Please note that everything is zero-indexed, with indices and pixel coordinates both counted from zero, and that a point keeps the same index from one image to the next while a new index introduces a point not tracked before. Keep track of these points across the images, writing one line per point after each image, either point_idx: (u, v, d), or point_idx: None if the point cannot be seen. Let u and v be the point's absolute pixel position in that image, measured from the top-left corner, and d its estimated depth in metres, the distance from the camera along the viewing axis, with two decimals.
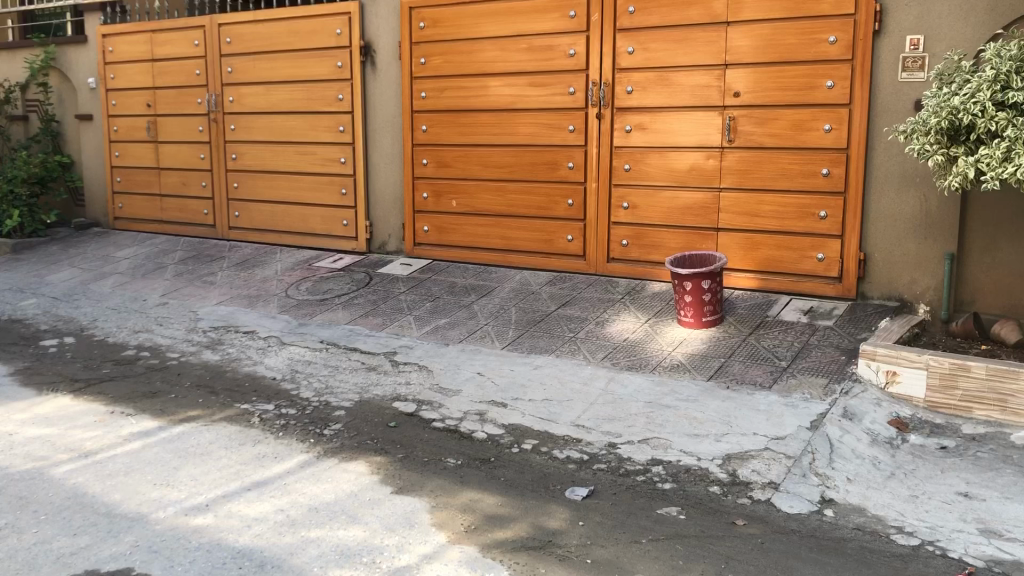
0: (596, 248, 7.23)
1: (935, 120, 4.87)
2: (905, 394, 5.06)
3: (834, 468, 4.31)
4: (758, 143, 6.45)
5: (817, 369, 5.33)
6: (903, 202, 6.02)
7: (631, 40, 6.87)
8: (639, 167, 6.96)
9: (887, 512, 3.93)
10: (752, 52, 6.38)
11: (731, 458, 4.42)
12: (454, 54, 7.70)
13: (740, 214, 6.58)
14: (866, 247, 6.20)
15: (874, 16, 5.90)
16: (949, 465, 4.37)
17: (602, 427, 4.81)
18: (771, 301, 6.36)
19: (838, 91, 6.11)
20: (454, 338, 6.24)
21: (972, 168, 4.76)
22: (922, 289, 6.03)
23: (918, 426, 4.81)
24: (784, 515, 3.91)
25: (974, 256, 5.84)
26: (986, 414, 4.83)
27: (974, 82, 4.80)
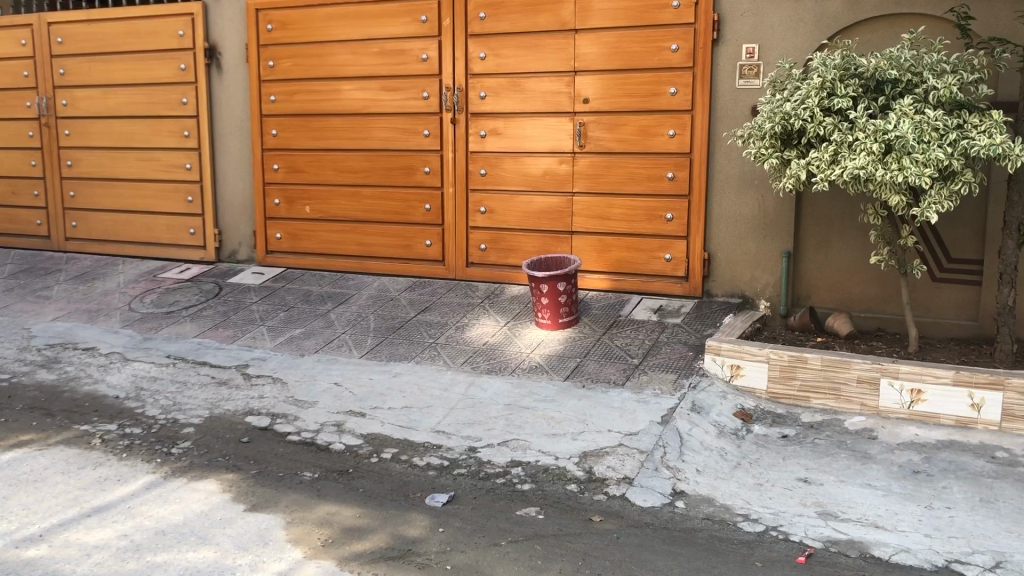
0: (454, 252, 7.23)
1: (770, 125, 5.16)
2: (748, 386, 5.30)
3: (684, 460, 4.47)
4: (607, 148, 6.61)
5: (667, 365, 5.51)
6: (744, 203, 6.31)
7: (482, 45, 6.90)
8: (494, 172, 7.01)
9: (734, 501, 4.10)
10: (599, 59, 6.54)
11: (587, 455, 4.50)
12: (303, 58, 7.54)
13: (593, 217, 6.73)
14: (710, 247, 6.46)
15: (712, 26, 6.17)
16: (790, 452, 4.60)
17: (462, 432, 4.81)
18: (623, 301, 6.54)
19: (681, 98, 6.34)
20: (310, 348, 6.10)
21: (803, 170, 5.04)
22: (762, 286, 6.33)
23: (761, 417, 5.04)
24: (638, 509, 4.02)
25: (809, 253, 6.18)
26: (822, 403, 5.12)
27: (803, 89, 5.08)
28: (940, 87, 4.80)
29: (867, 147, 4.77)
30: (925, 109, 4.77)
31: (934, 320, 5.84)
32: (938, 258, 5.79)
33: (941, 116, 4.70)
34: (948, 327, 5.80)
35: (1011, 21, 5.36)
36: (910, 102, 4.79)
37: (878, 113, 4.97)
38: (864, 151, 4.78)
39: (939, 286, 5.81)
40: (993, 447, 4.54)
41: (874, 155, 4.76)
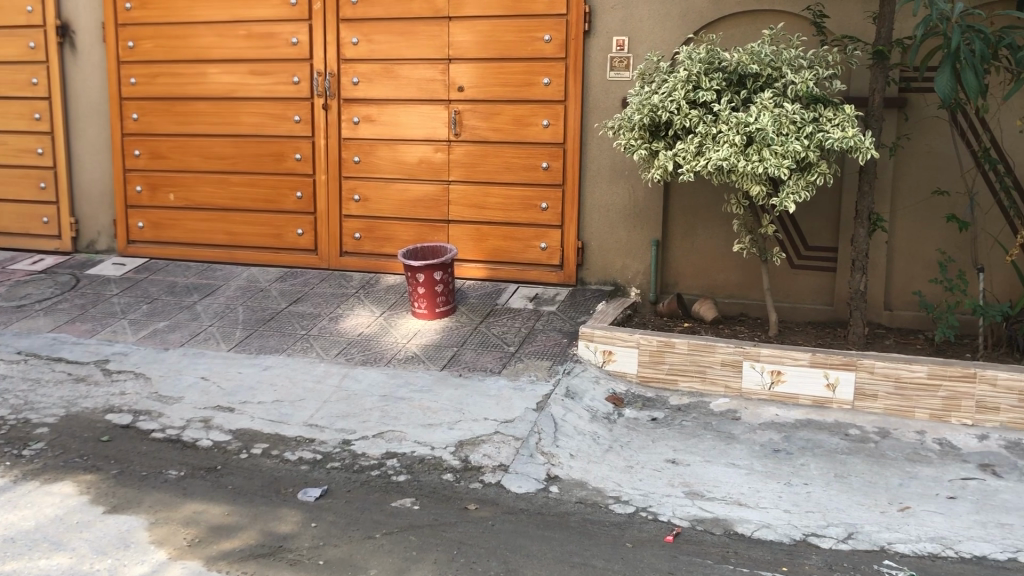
0: (327, 241, 7.09)
1: (638, 117, 5.27)
2: (620, 371, 5.41)
3: (558, 445, 4.53)
4: (482, 137, 6.62)
5: (542, 352, 5.56)
6: (615, 193, 6.42)
7: (354, 31, 6.78)
8: (368, 159, 6.91)
9: (606, 484, 4.18)
10: (474, 48, 6.53)
11: (463, 444, 4.50)
12: (166, 39, 7.22)
13: (468, 206, 6.73)
14: (583, 236, 6.54)
15: (584, 17, 6.24)
16: (659, 435, 4.73)
17: (335, 425, 4.72)
18: (499, 290, 6.55)
19: (554, 88, 6.41)
20: (175, 341, 5.86)
21: (670, 161, 5.18)
22: (633, 274, 6.46)
23: (632, 401, 5.16)
24: (513, 496, 4.06)
25: (676, 242, 6.36)
26: (689, 386, 5.29)
27: (670, 82, 5.21)
28: (798, 82, 5.01)
29: (730, 139, 4.95)
30: (783, 103, 4.97)
31: (793, 304, 6.11)
32: (797, 245, 6.06)
33: (799, 109, 4.90)
34: (806, 312, 6.08)
35: (861, 21, 5.65)
36: (770, 96, 4.99)
37: (740, 106, 5.15)
38: (727, 143, 4.95)
39: (797, 273, 6.09)
40: (846, 424, 4.80)
41: (736, 147, 4.93)
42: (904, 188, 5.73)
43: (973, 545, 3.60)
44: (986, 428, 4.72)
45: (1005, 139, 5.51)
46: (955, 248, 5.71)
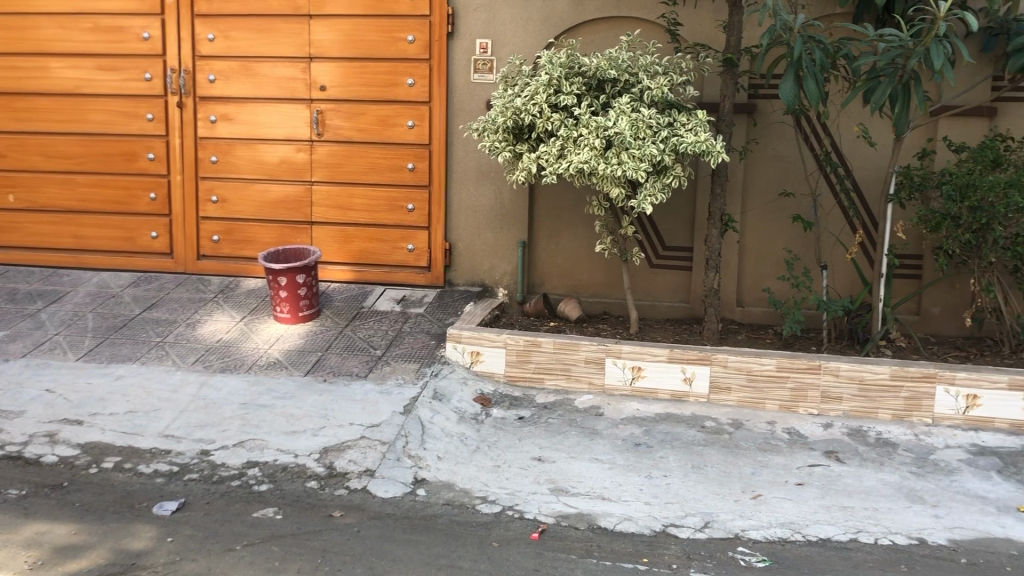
0: (184, 244, 6.82)
1: (502, 120, 5.31)
2: (487, 371, 5.44)
3: (425, 448, 4.51)
4: (345, 137, 6.52)
5: (409, 354, 5.52)
6: (480, 195, 6.43)
7: (210, 26, 6.55)
8: (226, 159, 6.69)
9: (473, 484, 4.19)
10: (335, 47, 6.43)
11: (328, 450, 4.42)
12: (2, 30, 6.78)
13: (332, 207, 6.62)
14: (450, 238, 6.53)
15: (447, 19, 6.25)
16: (525, 434, 4.78)
17: (193, 435, 4.55)
18: (365, 292, 6.47)
19: (418, 89, 6.38)
20: (16, 352, 5.51)
21: (534, 164, 5.25)
22: (500, 274, 6.50)
23: (499, 401, 5.20)
24: (380, 501, 4.02)
25: (541, 243, 6.46)
26: (555, 384, 5.37)
27: (532, 86, 5.29)
28: (653, 88, 5.17)
29: (590, 143, 5.05)
30: (640, 108, 5.13)
31: (653, 302, 6.31)
32: (656, 245, 6.25)
33: (654, 114, 5.07)
34: (665, 309, 6.28)
35: (712, 29, 5.89)
36: (627, 100, 5.13)
37: (600, 111, 5.28)
38: (588, 146, 5.06)
39: (657, 272, 6.28)
40: (703, 417, 4.99)
41: (597, 151, 5.05)
42: (754, 189, 6.01)
43: (818, 528, 3.80)
44: (830, 417, 5.01)
45: (843, 144, 5.85)
46: (801, 247, 6.03)
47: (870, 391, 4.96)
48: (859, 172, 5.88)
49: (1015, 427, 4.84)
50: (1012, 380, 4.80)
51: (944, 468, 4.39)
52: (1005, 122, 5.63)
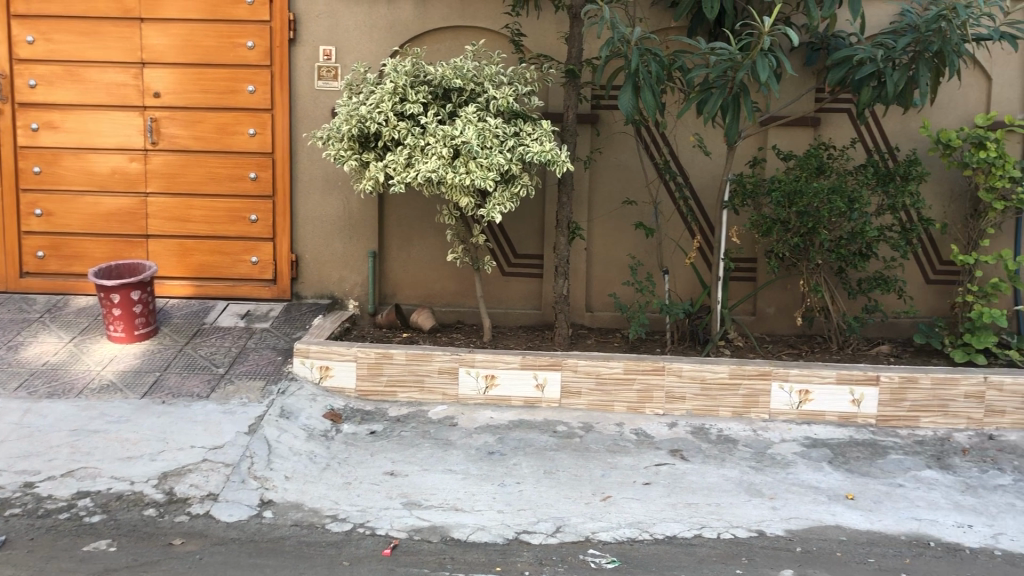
0: (5, 261, 6.35)
1: (347, 128, 5.21)
2: (338, 386, 5.32)
3: (272, 468, 4.36)
4: (182, 146, 6.25)
5: (254, 372, 5.32)
6: (327, 205, 6.29)
7: (30, 28, 6.14)
8: (51, 170, 6.28)
9: (323, 503, 4.08)
10: (170, 52, 6.15)
11: (167, 476, 4.20)
12: None
13: (170, 220, 6.32)
14: (297, 249, 6.35)
15: (288, 25, 6.08)
16: (377, 448, 4.69)
17: (16, 467, 4.23)
18: (207, 308, 6.20)
19: (260, 96, 6.18)
20: None
21: (381, 173, 5.17)
22: (350, 286, 6.37)
23: (350, 416, 5.09)
24: (223, 526, 3.85)
25: (392, 253, 6.39)
26: (408, 396, 5.30)
27: (377, 94, 5.21)
28: (499, 97, 5.20)
29: (437, 152, 5.03)
30: (486, 117, 5.14)
31: (505, 310, 6.34)
32: (507, 253, 6.30)
33: (500, 124, 5.10)
34: (517, 316, 6.33)
35: (555, 41, 6.01)
36: (473, 109, 5.14)
37: (446, 120, 5.26)
38: (435, 155, 5.03)
39: (508, 280, 6.33)
40: (554, 422, 5.05)
41: (445, 160, 5.03)
42: (598, 197, 6.15)
43: (665, 526, 3.90)
44: (675, 416, 5.17)
45: (681, 153, 6.08)
46: (644, 252, 6.21)
47: (711, 390, 5.16)
48: (696, 179, 6.12)
49: (843, 419, 5.13)
50: (840, 374, 5.09)
51: (781, 461, 4.61)
52: (827, 132, 6.00)
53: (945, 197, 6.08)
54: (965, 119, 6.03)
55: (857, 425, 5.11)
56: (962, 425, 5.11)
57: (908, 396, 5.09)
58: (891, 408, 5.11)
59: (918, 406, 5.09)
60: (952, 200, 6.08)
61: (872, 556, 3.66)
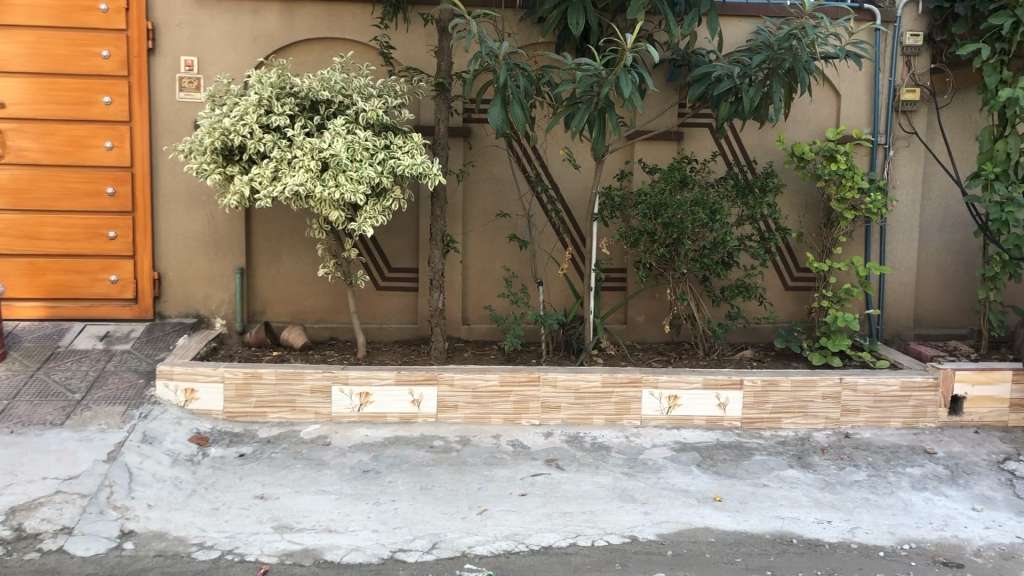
0: None
1: (210, 140, 5.04)
2: (204, 409, 5.13)
3: (133, 497, 4.15)
4: (32, 160, 5.90)
5: (113, 396, 5.05)
6: (192, 220, 6.08)
7: None
8: None
9: (188, 531, 3.91)
10: (16, 60, 5.81)
11: (16, 510, 3.93)
12: None
13: (18, 237, 5.95)
14: (159, 266, 6.10)
15: (147, 34, 5.85)
16: (246, 471, 4.54)
17: None
18: (61, 330, 5.86)
19: (116, 108, 5.92)
20: None
21: (247, 186, 5.02)
22: (216, 304, 6.16)
23: (217, 439, 4.91)
24: (79, 561, 3.63)
25: (260, 269, 6.22)
26: (279, 416, 5.17)
27: (241, 105, 5.06)
28: (368, 110, 5.14)
29: (305, 165, 4.92)
30: (355, 130, 5.08)
31: (380, 325, 6.27)
32: (380, 268, 6.23)
33: (370, 137, 5.05)
34: (392, 331, 6.26)
35: (425, 54, 6.01)
36: (342, 122, 5.06)
37: (314, 132, 5.16)
38: (303, 168, 4.92)
39: (383, 294, 6.26)
40: (431, 437, 5.02)
41: (313, 173, 4.92)
42: (471, 210, 6.16)
43: (541, 537, 3.92)
44: (551, 426, 5.22)
45: (552, 166, 6.17)
46: (518, 264, 6.26)
47: (585, 399, 5.23)
48: (567, 192, 6.22)
49: (710, 423, 5.30)
50: (706, 380, 5.25)
51: (652, 467, 4.71)
52: (690, 146, 6.22)
53: (800, 207, 6.40)
54: (817, 133, 6.36)
55: (724, 428, 5.29)
56: (820, 425, 5.36)
57: (771, 398, 5.30)
58: (755, 410, 5.31)
59: (780, 408, 5.31)
60: (807, 210, 6.40)
61: (739, 556, 3.77)
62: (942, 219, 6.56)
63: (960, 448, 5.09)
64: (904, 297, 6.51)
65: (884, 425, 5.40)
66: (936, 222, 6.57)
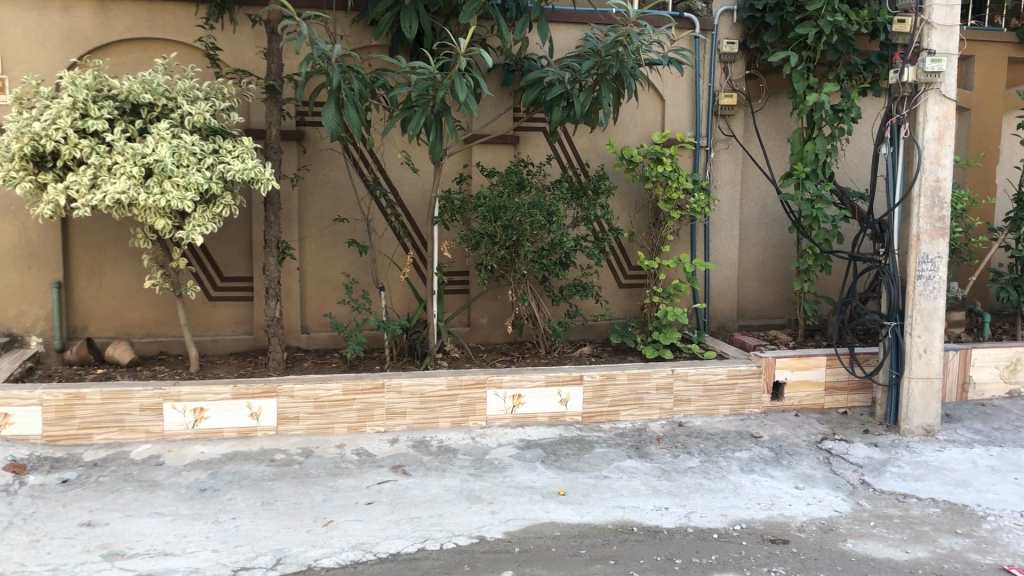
0: None
1: (17, 146, 4.69)
2: (19, 434, 4.77)
3: None
4: None
5: None
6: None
7: None
8: None
9: (5, 567, 3.61)
10: None
11: None
12: None
13: None
14: None
15: None
16: (70, 498, 4.26)
17: None
18: None
19: None
20: None
21: (62, 195, 4.71)
22: (31, 321, 5.73)
23: (36, 465, 4.58)
24: None
25: (80, 283, 5.85)
26: (105, 437, 4.88)
27: (52, 109, 4.75)
28: (194, 113, 4.92)
29: (127, 171, 4.66)
30: (181, 134, 4.86)
31: (213, 337, 6.02)
32: (212, 277, 5.99)
33: (197, 141, 4.84)
34: (227, 343, 6.04)
35: (253, 56, 5.84)
36: (166, 126, 4.84)
37: (135, 137, 4.90)
38: (124, 174, 4.67)
39: (215, 305, 6.02)
40: (272, 450, 4.87)
41: (135, 179, 4.68)
42: (307, 215, 6.03)
43: (388, 544, 3.87)
44: (396, 432, 5.18)
45: (389, 169, 6.13)
46: (358, 270, 6.18)
47: (430, 402, 5.22)
48: (406, 196, 6.20)
49: (553, 419, 5.42)
50: (548, 377, 5.36)
51: (498, 466, 4.76)
52: (525, 149, 6.35)
53: (631, 208, 6.65)
54: (645, 136, 6.62)
55: (565, 423, 5.42)
56: (655, 415, 5.57)
57: (609, 392, 5.47)
58: (595, 404, 5.46)
59: (618, 401, 5.49)
60: (637, 210, 6.66)
61: (583, 547, 3.86)
62: (761, 216, 6.99)
63: (783, 431, 5.43)
64: (728, 290, 6.88)
65: (714, 413, 5.68)
66: (754, 219, 6.98)
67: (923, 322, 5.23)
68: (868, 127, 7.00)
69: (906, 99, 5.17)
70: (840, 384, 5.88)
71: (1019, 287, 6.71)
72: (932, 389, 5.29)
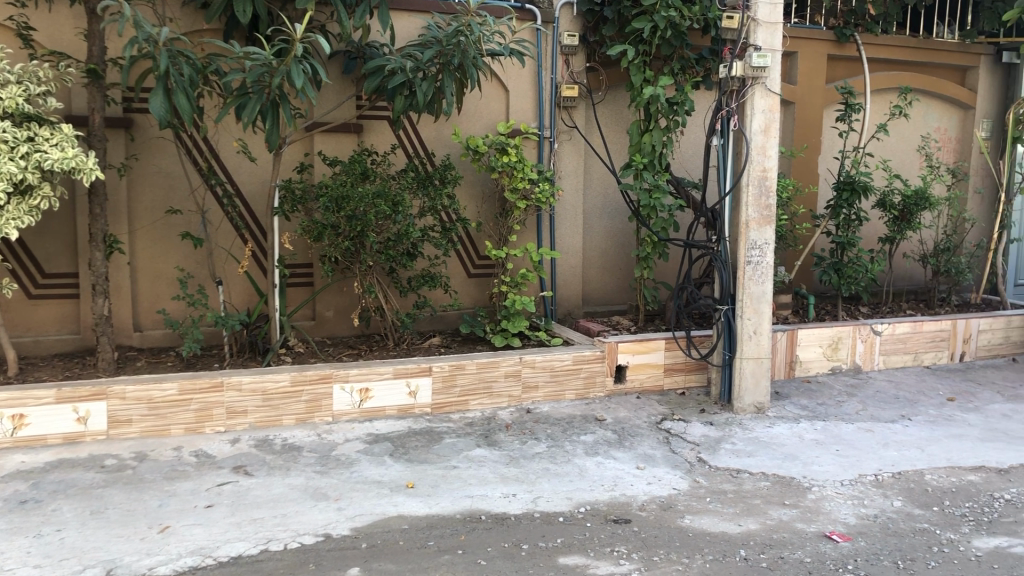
0: None
1: None
2: None
3: None
4: None
5: None
6: None
7: None
8: None
9: None
10: None
11: None
12: None
13: None
14: None
15: None
16: None
17: None
18: None
19: None
20: None
21: None
22: None
23: None
24: None
25: None
26: None
27: None
28: (4, 98, 4.54)
29: None
30: None
31: (35, 338, 5.63)
32: (32, 273, 5.58)
33: (8, 128, 4.48)
34: (51, 343, 5.66)
35: (73, 38, 5.48)
36: None
37: None
38: None
39: (37, 303, 5.62)
40: (102, 456, 4.60)
41: None
42: (138, 207, 5.73)
43: (229, 547, 3.73)
44: (237, 432, 5.00)
45: (226, 158, 5.89)
46: (194, 264, 5.92)
47: (273, 400, 5.07)
48: (244, 186, 5.98)
49: (401, 411, 5.38)
50: (396, 369, 5.31)
51: (344, 462, 4.68)
52: (369, 139, 6.25)
53: (477, 198, 6.67)
54: (489, 126, 6.65)
55: (415, 415, 5.38)
56: (504, 403, 5.63)
57: (458, 381, 5.47)
58: (444, 394, 5.45)
59: (466, 390, 5.50)
60: (483, 200, 6.68)
61: (432, 539, 3.85)
62: (603, 205, 7.17)
63: (625, 413, 5.60)
64: (573, 278, 7.03)
65: (560, 398, 5.79)
66: (597, 207, 7.14)
67: (752, 305, 5.51)
68: (702, 118, 7.29)
69: (735, 93, 5.43)
70: (678, 366, 6.12)
71: (840, 270, 7.17)
72: (762, 368, 5.58)
